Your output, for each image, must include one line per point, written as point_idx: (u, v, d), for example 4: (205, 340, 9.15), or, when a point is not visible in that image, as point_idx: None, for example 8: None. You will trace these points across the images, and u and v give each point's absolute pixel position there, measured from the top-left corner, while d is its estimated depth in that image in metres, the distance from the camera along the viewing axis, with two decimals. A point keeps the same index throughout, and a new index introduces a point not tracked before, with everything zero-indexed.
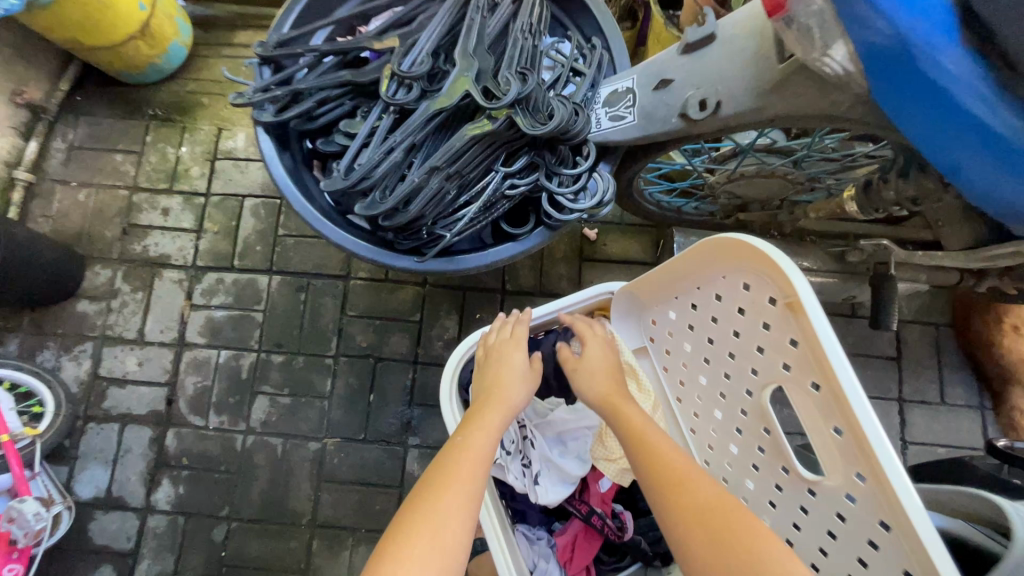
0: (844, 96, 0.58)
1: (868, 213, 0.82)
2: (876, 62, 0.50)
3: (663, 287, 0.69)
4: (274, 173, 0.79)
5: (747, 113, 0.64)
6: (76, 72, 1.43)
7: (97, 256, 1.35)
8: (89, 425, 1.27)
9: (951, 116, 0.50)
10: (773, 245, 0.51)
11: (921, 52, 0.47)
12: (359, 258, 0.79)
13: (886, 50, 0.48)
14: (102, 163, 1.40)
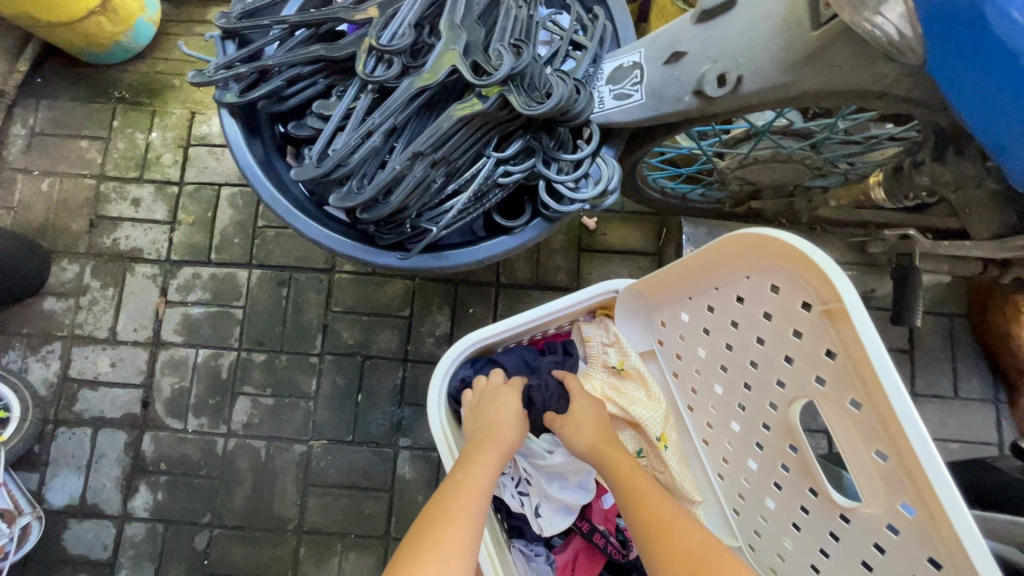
0: (888, 68, 0.50)
1: (896, 200, 0.76)
2: (934, 22, 0.44)
3: (676, 287, 0.64)
4: (240, 160, 0.71)
5: (771, 89, 0.57)
6: (36, 52, 1.33)
7: (64, 250, 1.27)
8: (60, 430, 1.20)
9: (1018, 89, 0.44)
10: (812, 245, 0.46)
11: (992, 5, 0.42)
12: (337, 255, 0.71)
13: (950, 6, 0.43)
14: (67, 150, 1.31)
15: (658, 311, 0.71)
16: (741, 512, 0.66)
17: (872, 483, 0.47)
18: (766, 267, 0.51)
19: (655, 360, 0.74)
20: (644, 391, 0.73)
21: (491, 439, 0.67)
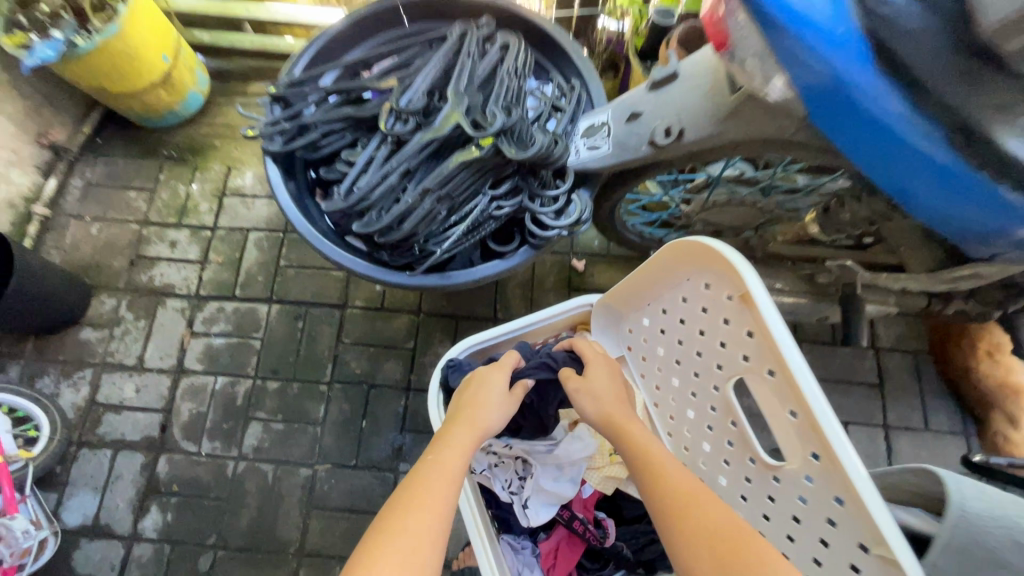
0: (789, 120, 0.65)
1: (830, 233, 0.89)
2: (812, 94, 0.56)
3: (637, 295, 0.77)
4: (278, 197, 0.86)
5: (706, 138, 0.71)
6: (99, 117, 1.54)
7: (104, 285, 1.41)
8: (82, 451, 1.28)
9: (885, 140, 0.56)
10: (728, 246, 0.59)
11: (847, 82, 0.53)
12: (355, 274, 0.84)
13: (817, 84, 0.55)
14: (116, 199, 1.48)
15: (625, 320, 0.82)
16: None
17: (791, 439, 0.57)
18: (704, 269, 0.64)
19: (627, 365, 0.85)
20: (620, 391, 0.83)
21: (466, 420, 0.67)
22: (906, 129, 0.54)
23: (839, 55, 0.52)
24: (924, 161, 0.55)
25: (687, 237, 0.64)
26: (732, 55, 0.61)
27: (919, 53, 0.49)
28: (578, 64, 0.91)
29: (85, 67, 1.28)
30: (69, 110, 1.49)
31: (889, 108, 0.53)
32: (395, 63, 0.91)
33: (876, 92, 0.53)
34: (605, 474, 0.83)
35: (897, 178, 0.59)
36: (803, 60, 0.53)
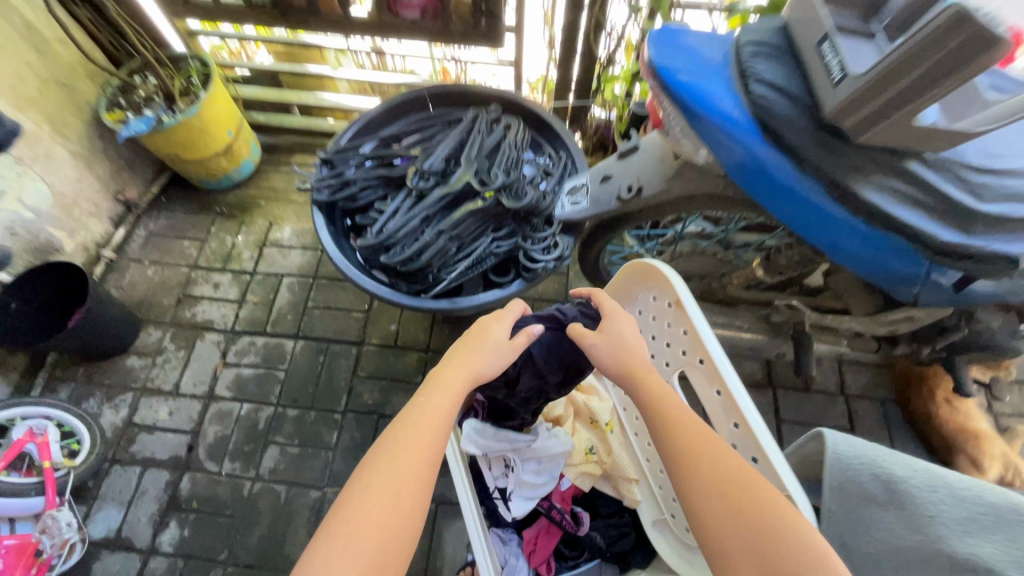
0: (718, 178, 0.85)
1: (774, 275, 1.05)
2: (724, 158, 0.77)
3: None
4: (320, 235, 1.06)
5: (659, 192, 0.91)
6: (166, 179, 1.81)
7: (153, 320, 1.60)
8: (114, 468, 1.40)
9: (779, 192, 0.76)
10: (666, 266, 0.81)
11: (744, 147, 0.74)
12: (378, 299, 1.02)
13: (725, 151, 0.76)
14: (172, 247, 1.72)
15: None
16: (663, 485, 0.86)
17: (719, 413, 0.75)
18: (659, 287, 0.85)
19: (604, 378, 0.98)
20: (596, 398, 0.96)
21: (465, 365, 0.74)
22: (790, 180, 0.74)
23: (737, 129, 0.73)
24: (810, 205, 0.75)
25: (642, 260, 0.86)
26: (667, 129, 0.82)
27: (787, 127, 0.70)
28: (567, 141, 1.15)
29: (168, 139, 1.56)
30: (143, 173, 1.77)
31: (777, 166, 0.74)
32: (420, 137, 1.16)
33: (765, 153, 0.73)
34: (582, 471, 0.91)
35: (795, 219, 0.79)
36: (712, 132, 0.74)
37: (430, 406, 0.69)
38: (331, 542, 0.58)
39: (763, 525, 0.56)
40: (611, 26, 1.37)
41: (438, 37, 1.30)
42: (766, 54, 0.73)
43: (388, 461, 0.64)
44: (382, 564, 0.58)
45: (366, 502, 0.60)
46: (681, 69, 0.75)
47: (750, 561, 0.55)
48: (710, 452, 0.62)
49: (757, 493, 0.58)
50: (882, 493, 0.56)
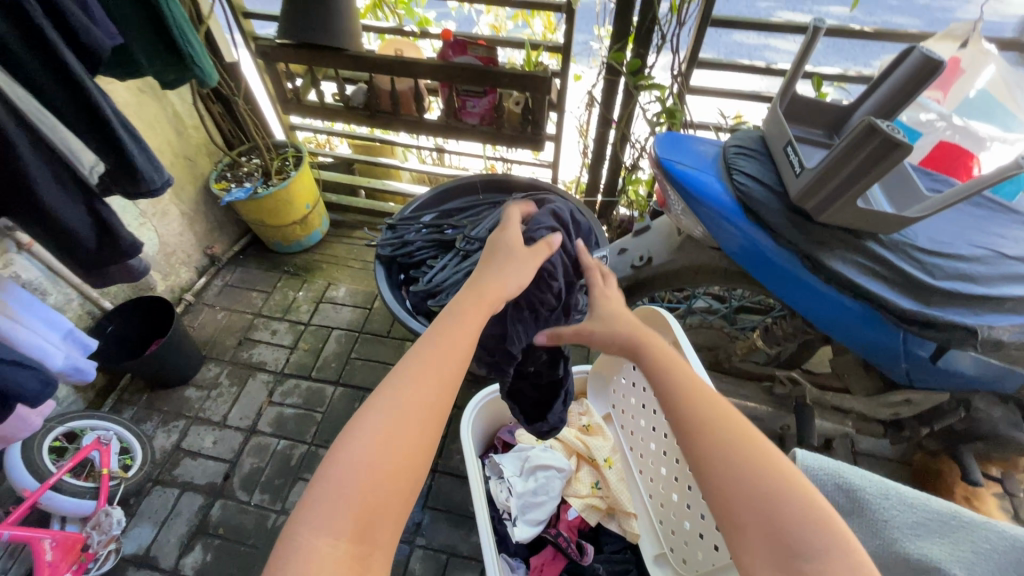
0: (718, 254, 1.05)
1: (772, 345, 1.20)
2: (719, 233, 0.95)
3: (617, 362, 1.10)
4: (380, 281, 1.27)
5: (666, 263, 1.11)
6: (246, 241, 2.12)
7: (214, 357, 1.79)
8: (156, 488, 1.51)
9: (764, 261, 0.94)
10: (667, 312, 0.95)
11: (732, 223, 0.92)
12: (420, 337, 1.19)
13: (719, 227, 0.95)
14: (241, 296, 1.96)
15: (609, 383, 1.08)
16: (664, 519, 0.91)
17: None
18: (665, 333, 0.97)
19: (612, 421, 1.08)
20: (601, 438, 1.05)
21: (481, 304, 0.73)
22: (772, 253, 0.92)
23: (727, 209, 0.93)
24: (790, 274, 0.93)
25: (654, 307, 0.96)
26: (672, 210, 1.03)
27: (765, 210, 0.90)
28: (591, 223, 1.36)
29: (258, 207, 1.85)
30: (230, 234, 2.07)
31: (760, 243, 0.92)
32: (470, 212, 1.40)
33: (749, 230, 0.92)
34: (588, 503, 1.00)
35: (781, 285, 0.95)
36: (707, 212, 0.94)
37: (446, 335, 0.68)
38: (337, 469, 0.56)
39: (764, 487, 0.58)
40: (634, 138, 1.65)
41: (491, 138, 1.60)
42: (748, 155, 0.95)
43: (401, 389, 0.62)
44: (393, 490, 0.57)
45: (375, 429, 0.59)
46: (681, 162, 0.96)
47: (753, 521, 0.56)
48: (715, 422, 0.64)
49: (758, 459, 0.60)
50: (844, 502, 0.63)
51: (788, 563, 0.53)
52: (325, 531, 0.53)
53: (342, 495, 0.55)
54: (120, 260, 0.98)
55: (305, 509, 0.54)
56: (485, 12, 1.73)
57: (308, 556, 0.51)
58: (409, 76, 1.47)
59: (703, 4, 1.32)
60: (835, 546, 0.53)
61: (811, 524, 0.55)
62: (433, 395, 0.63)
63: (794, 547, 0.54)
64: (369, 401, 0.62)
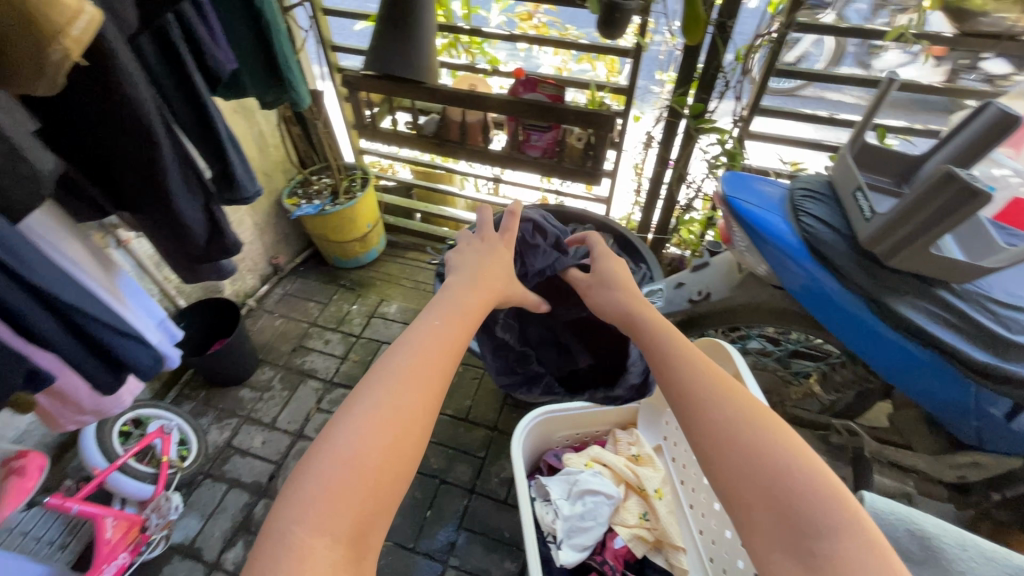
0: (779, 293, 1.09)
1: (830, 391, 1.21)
2: (781, 273, 0.98)
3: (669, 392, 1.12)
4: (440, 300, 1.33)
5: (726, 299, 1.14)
6: (308, 254, 2.24)
7: (270, 361, 1.88)
8: (205, 481, 1.57)
9: (826, 302, 0.95)
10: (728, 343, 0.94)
11: (796, 263, 0.95)
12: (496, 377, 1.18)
13: (781, 265, 0.97)
14: (299, 305, 2.06)
15: (662, 415, 1.09)
16: (714, 556, 0.91)
17: None
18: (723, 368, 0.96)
19: (663, 453, 1.09)
20: (651, 468, 1.06)
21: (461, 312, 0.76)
22: (836, 296, 0.93)
23: (790, 249, 0.95)
24: (856, 319, 0.93)
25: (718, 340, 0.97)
26: (735, 245, 1.06)
27: (833, 252, 0.91)
28: (646, 256, 1.39)
29: (324, 222, 1.96)
30: (294, 246, 2.20)
31: (821, 285, 0.94)
32: None
33: (815, 271, 0.94)
34: (636, 534, 0.98)
35: (842, 329, 0.96)
36: (770, 248, 0.97)
37: (433, 334, 0.69)
38: (332, 460, 0.54)
39: (778, 467, 0.56)
40: (690, 179, 1.68)
41: (551, 171, 1.67)
42: (815, 199, 0.98)
43: (392, 381, 0.61)
44: (386, 487, 0.55)
45: (362, 418, 0.57)
46: (746, 201, 1.00)
47: (769, 504, 0.55)
48: (727, 403, 0.64)
49: (772, 437, 0.59)
50: (917, 550, 0.61)
51: (802, 546, 0.51)
52: (322, 530, 0.49)
53: (337, 488, 0.52)
54: (225, 259, 0.98)
55: (296, 503, 0.51)
56: (552, 54, 1.84)
57: (299, 554, 0.47)
58: (479, 109, 1.56)
59: (768, 54, 1.36)
60: (849, 528, 0.51)
61: (824, 505, 0.53)
62: (425, 389, 0.63)
63: (809, 530, 0.52)
64: (356, 392, 0.60)
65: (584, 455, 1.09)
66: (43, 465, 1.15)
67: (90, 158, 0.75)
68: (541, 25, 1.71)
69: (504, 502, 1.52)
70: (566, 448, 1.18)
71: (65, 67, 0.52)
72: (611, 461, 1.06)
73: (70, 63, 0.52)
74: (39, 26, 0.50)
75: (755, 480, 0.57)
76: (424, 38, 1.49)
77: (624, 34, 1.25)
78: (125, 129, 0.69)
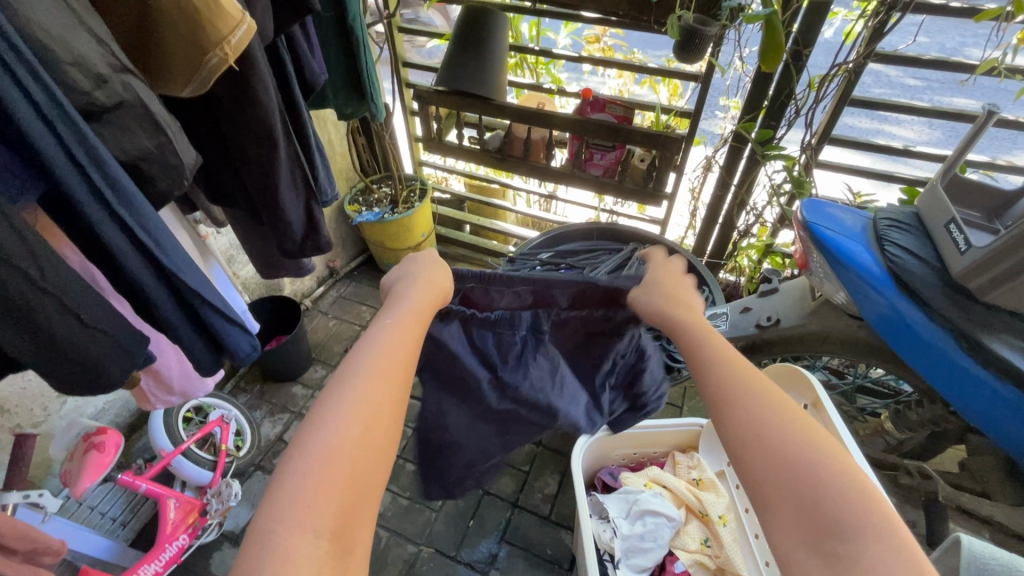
0: (854, 323, 1.08)
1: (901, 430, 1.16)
2: (861, 300, 0.98)
3: None
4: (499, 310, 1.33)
5: (796, 325, 1.14)
6: (362, 259, 2.31)
7: (322, 360, 1.94)
8: (257, 473, 1.61)
9: (903, 334, 0.94)
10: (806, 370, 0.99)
11: (879, 290, 0.95)
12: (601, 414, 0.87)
13: (858, 292, 0.97)
14: (352, 309, 2.13)
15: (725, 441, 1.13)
16: None
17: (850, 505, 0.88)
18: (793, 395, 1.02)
19: (725, 479, 1.14)
20: (713, 493, 1.10)
21: (425, 302, 0.70)
22: (918, 327, 0.93)
23: (868, 277, 0.96)
24: (940, 354, 0.91)
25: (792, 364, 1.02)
26: (811, 271, 1.08)
27: (922, 284, 0.92)
28: (707, 279, 1.38)
29: (382, 230, 2.02)
30: (350, 251, 2.28)
31: (901, 315, 0.94)
32: (584, 254, 1.46)
33: (897, 300, 0.94)
34: (696, 559, 1.03)
35: (919, 364, 0.95)
36: (848, 273, 0.98)
37: (397, 326, 0.64)
38: (308, 455, 0.50)
39: (800, 466, 0.52)
40: (752, 205, 1.66)
41: (610, 190, 1.68)
42: (901, 228, 0.99)
43: (359, 372, 0.57)
44: (365, 482, 0.52)
45: (338, 416, 0.53)
46: (828, 227, 1.01)
47: (787, 499, 0.51)
48: (737, 392, 0.58)
49: (786, 429, 0.54)
50: None
51: (820, 545, 0.48)
52: (306, 527, 0.46)
53: (318, 482, 0.49)
54: (316, 256, 1.02)
55: (276, 501, 0.47)
56: (614, 76, 1.87)
57: (284, 556, 0.44)
58: (544, 126, 1.60)
59: (844, 84, 1.35)
60: (878, 527, 0.48)
61: (853, 503, 0.49)
62: (392, 382, 0.58)
63: (830, 527, 0.48)
64: (326, 391, 0.56)
65: (643, 475, 1.14)
66: (120, 442, 1.20)
67: (220, 155, 0.82)
68: (607, 48, 1.75)
69: (547, 518, 1.50)
70: (621, 466, 1.21)
71: (219, 72, 0.58)
72: (673, 484, 1.10)
73: (224, 68, 0.58)
74: (204, 33, 0.56)
75: (777, 483, 0.52)
76: (494, 55, 1.54)
77: (700, 59, 1.29)
78: (251, 127, 0.75)
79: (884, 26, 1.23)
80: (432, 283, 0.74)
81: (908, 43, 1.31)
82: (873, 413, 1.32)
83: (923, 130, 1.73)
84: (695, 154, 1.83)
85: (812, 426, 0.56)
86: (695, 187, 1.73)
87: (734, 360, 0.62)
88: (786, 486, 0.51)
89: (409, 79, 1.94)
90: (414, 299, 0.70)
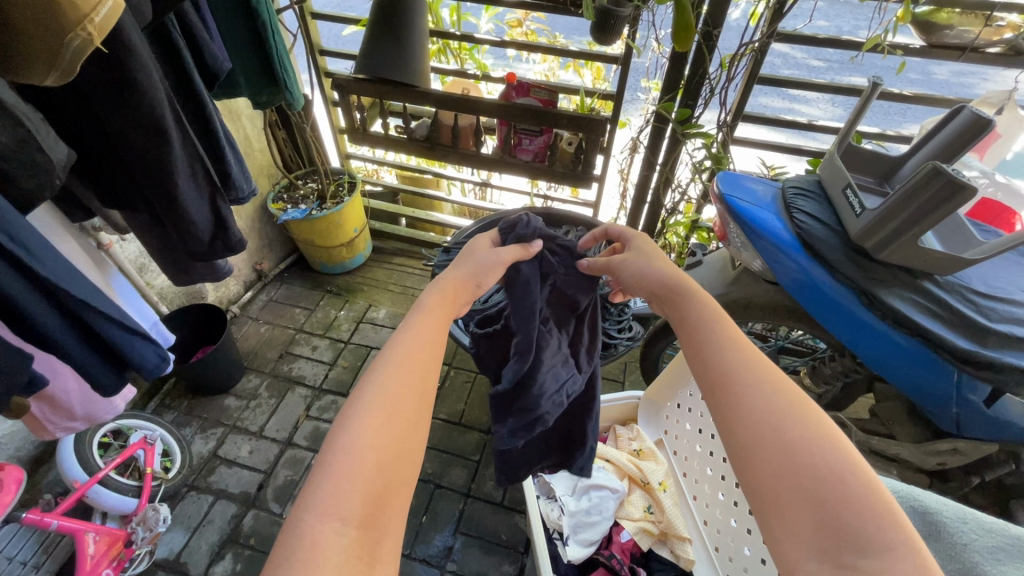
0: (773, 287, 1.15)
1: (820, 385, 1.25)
2: (796, 289, 1.05)
3: (667, 391, 1.15)
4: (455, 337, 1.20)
5: (719, 293, 1.21)
6: (292, 260, 2.21)
7: (255, 368, 1.83)
8: (190, 493, 1.50)
9: (823, 300, 1.02)
10: None
11: (792, 258, 1.02)
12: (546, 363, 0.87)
13: (785, 274, 1.04)
14: (285, 312, 2.02)
15: (662, 410, 1.19)
16: (718, 544, 0.99)
17: None
18: (686, 390, 1.09)
19: (664, 446, 1.19)
20: (654, 462, 1.16)
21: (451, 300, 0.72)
22: (833, 292, 1.00)
23: (790, 246, 1.03)
24: (855, 319, 1.00)
25: None
26: (729, 242, 1.16)
27: (830, 253, 0.99)
28: None
29: (311, 227, 1.92)
30: (278, 252, 2.16)
31: (814, 286, 1.02)
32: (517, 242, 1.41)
33: (807, 265, 1.02)
34: (640, 527, 1.09)
35: (837, 328, 1.04)
36: (763, 241, 1.04)
37: (421, 319, 0.66)
38: (342, 448, 0.50)
39: (817, 466, 0.50)
40: (676, 182, 1.71)
41: (542, 175, 1.69)
42: (806, 197, 1.06)
43: (389, 363, 0.58)
44: (398, 471, 0.51)
45: (375, 410, 0.53)
46: (742, 199, 1.07)
47: (799, 506, 0.49)
48: (742, 387, 0.58)
49: (805, 430, 0.53)
50: (921, 526, 0.59)
51: (841, 559, 0.45)
52: (333, 515, 0.45)
53: (356, 471, 0.48)
54: (229, 257, 0.96)
55: (308, 491, 0.47)
56: (539, 61, 1.88)
57: (310, 543, 0.43)
58: (471, 113, 1.58)
59: (751, 63, 1.41)
60: (902, 542, 0.45)
61: (876, 515, 0.47)
62: (419, 372, 0.59)
63: (850, 540, 0.45)
64: (361, 385, 0.56)
65: None
66: (21, 478, 1.08)
67: (108, 154, 0.75)
68: (530, 32, 1.75)
69: (500, 504, 1.51)
70: None
71: (84, 54, 0.52)
72: (616, 457, 1.16)
73: (91, 49, 0.52)
74: (58, 8, 0.49)
75: (788, 483, 0.50)
76: (415, 42, 1.48)
77: (617, 40, 1.32)
78: (138, 118, 0.69)
79: (784, 7, 1.30)
80: (455, 276, 0.75)
81: (805, 23, 1.40)
82: (795, 371, 1.42)
83: (828, 107, 1.85)
84: (621, 135, 1.86)
85: (825, 425, 0.54)
86: (623, 168, 1.77)
87: (745, 350, 0.62)
88: (799, 485, 0.50)
89: (327, 68, 1.85)
90: (440, 289, 0.72)
